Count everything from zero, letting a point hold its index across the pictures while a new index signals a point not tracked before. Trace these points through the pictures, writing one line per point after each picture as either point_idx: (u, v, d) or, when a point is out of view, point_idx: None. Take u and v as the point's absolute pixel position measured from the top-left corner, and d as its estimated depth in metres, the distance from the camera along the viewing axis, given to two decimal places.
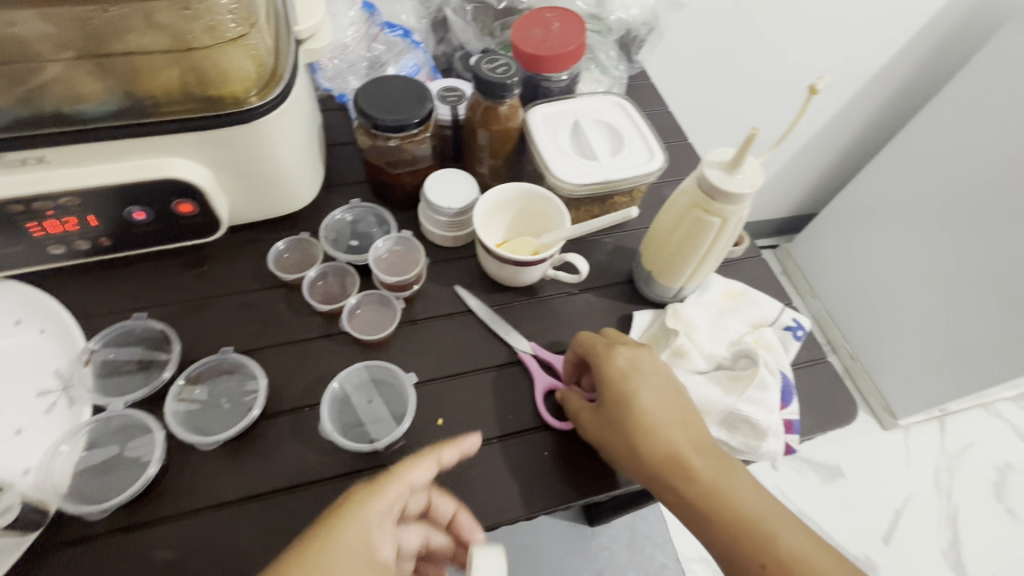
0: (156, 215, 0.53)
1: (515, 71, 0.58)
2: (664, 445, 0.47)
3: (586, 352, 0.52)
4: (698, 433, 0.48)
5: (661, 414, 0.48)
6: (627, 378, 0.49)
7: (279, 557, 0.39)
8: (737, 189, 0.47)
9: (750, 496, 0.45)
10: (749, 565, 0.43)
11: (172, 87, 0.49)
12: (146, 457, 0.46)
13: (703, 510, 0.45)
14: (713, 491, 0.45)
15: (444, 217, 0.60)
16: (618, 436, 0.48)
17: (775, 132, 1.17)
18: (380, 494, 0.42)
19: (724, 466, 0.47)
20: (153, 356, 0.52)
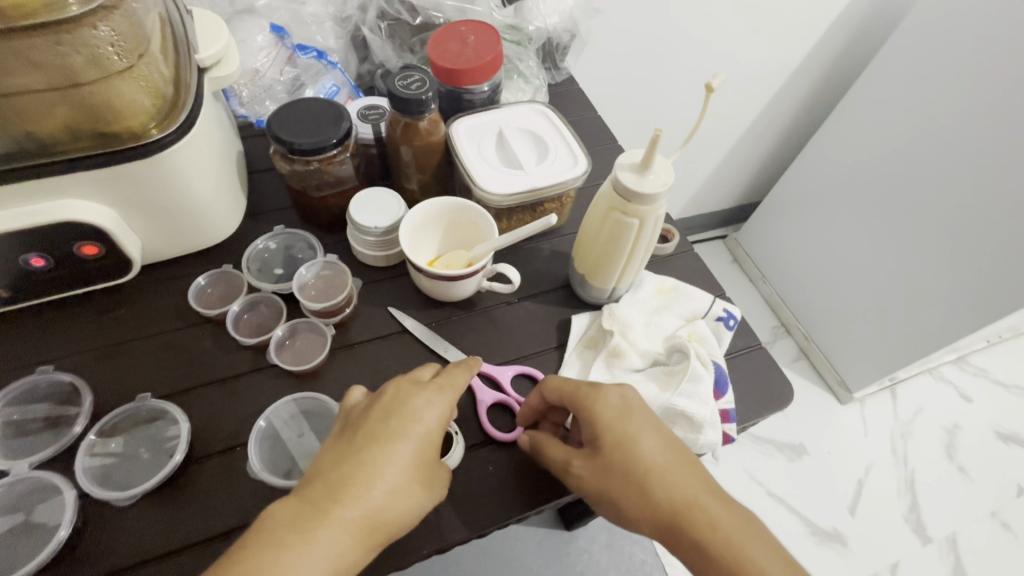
0: (57, 261, 0.51)
1: (430, 85, 0.58)
2: (676, 493, 0.44)
3: (567, 393, 0.50)
4: (709, 481, 0.46)
5: (666, 459, 0.46)
6: (624, 418, 0.48)
7: (361, 442, 0.44)
8: (649, 189, 0.47)
9: (771, 560, 0.42)
10: None
11: (60, 125, 0.46)
12: (54, 521, 0.43)
13: (723, 569, 0.42)
14: (732, 546, 0.42)
15: (372, 237, 0.59)
16: (624, 484, 0.46)
17: (679, 132, 1.20)
18: (441, 398, 0.47)
19: (742, 518, 0.44)
20: (63, 411, 0.49)
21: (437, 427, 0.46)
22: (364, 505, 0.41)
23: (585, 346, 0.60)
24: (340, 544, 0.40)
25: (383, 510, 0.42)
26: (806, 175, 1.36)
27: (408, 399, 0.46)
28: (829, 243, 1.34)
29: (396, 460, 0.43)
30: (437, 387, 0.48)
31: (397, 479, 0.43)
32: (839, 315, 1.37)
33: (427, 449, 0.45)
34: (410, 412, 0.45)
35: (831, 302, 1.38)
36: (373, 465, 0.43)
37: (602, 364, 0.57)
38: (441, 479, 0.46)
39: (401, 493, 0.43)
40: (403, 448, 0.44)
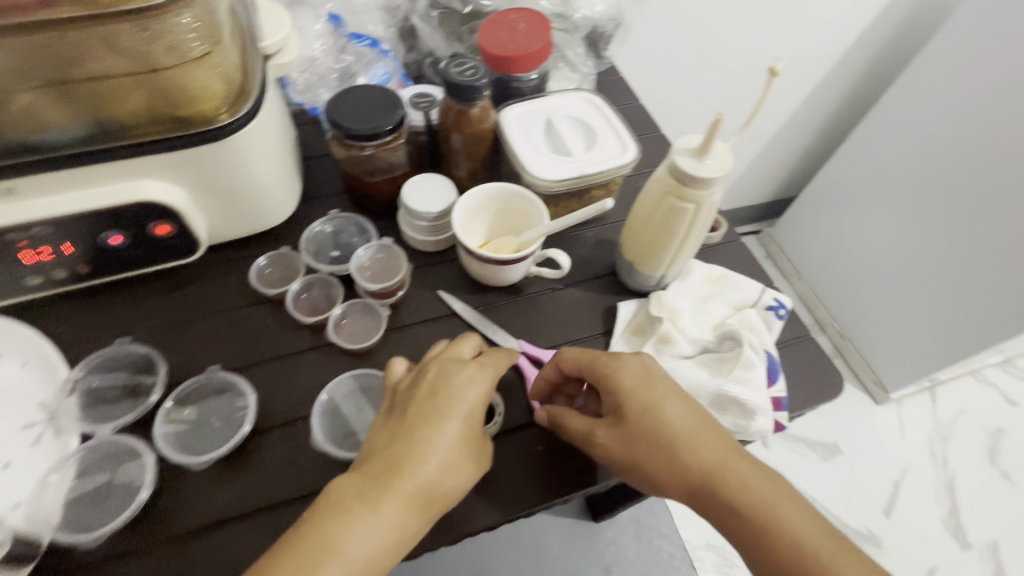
0: (133, 239, 0.53)
1: (484, 72, 0.59)
2: (705, 457, 0.45)
3: (587, 363, 0.51)
4: (733, 443, 0.46)
5: (692, 424, 0.46)
6: (648, 385, 0.48)
7: (410, 419, 0.45)
8: (706, 174, 0.47)
9: (801, 517, 0.43)
10: None
11: (139, 109, 0.48)
12: (137, 482, 0.46)
13: (755, 528, 0.43)
14: (762, 505, 0.43)
15: (424, 222, 0.61)
16: (650, 450, 0.46)
17: (739, 116, 1.18)
18: (481, 374, 0.48)
19: (772, 478, 0.45)
20: (140, 380, 0.52)
21: (481, 401, 0.47)
22: (418, 478, 0.43)
23: (631, 333, 0.60)
24: (398, 514, 0.41)
25: (435, 482, 0.43)
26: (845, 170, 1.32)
27: (452, 376, 0.47)
28: (866, 234, 1.31)
29: (445, 434, 0.44)
30: (479, 363, 0.48)
31: (446, 453, 0.44)
32: (877, 311, 1.33)
33: (473, 424, 0.46)
34: (454, 388, 0.46)
35: (867, 296, 1.35)
36: (423, 440, 0.44)
37: (651, 350, 0.57)
38: (487, 453, 0.47)
39: (452, 466, 0.44)
40: (450, 424, 0.45)
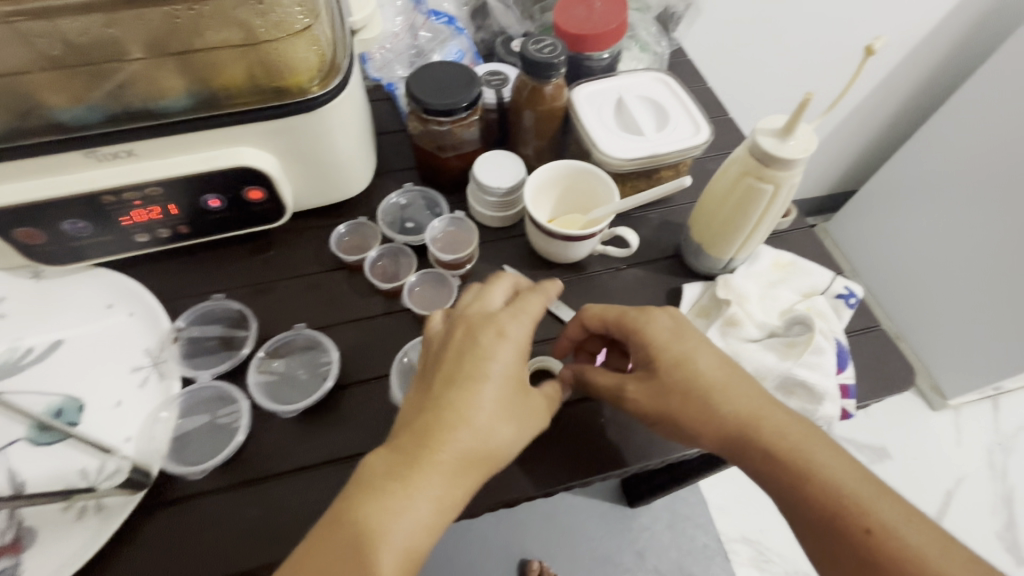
0: (229, 203, 0.57)
1: (561, 50, 0.59)
2: (739, 409, 0.46)
3: (613, 318, 0.51)
4: (766, 394, 0.47)
5: (725, 378, 0.47)
6: (678, 340, 0.48)
7: (441, 387, 0.44)
8: (789, 155, 0.47)
9: (836, 463, 0.43)
10: (846, 533, 0.41)
11: (242, 80, 0.51)
12: (235, 425, 0.51)
13: (788, 472, 0.44)
14: (794, 450, 0.44)
15: (493, 197, 0.62)
16: (684, 402, 0.47)
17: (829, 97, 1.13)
18: (508, 328, 0.46)
19: (803, 424, 0.46)
20: (234, 333, 0.57)
21: (516, 354, 0.46)
22: (459, 444, 0.42)
23: (696, 314, 0.60)
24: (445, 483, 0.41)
25: (479, 444, 0.42)
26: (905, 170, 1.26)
27: (480, 335, 0.46)
28: (925, 224, 1.24)
29: (482, 395, 0.43)
30: (508, 315, 0.47)
31: (488, 414, 0.43)
32: (933, 307, 1.27)
33: (511, 380, 0.45)
34: (485, 347, 0.45)
35: (919, 290, 1.29)
36: (458, 403, 0.43)
37: (717, 332, 0.57)
38: (531, 407, 0.46)
39: (492, 426, 0.43)
40: (488, 383, 0.44)
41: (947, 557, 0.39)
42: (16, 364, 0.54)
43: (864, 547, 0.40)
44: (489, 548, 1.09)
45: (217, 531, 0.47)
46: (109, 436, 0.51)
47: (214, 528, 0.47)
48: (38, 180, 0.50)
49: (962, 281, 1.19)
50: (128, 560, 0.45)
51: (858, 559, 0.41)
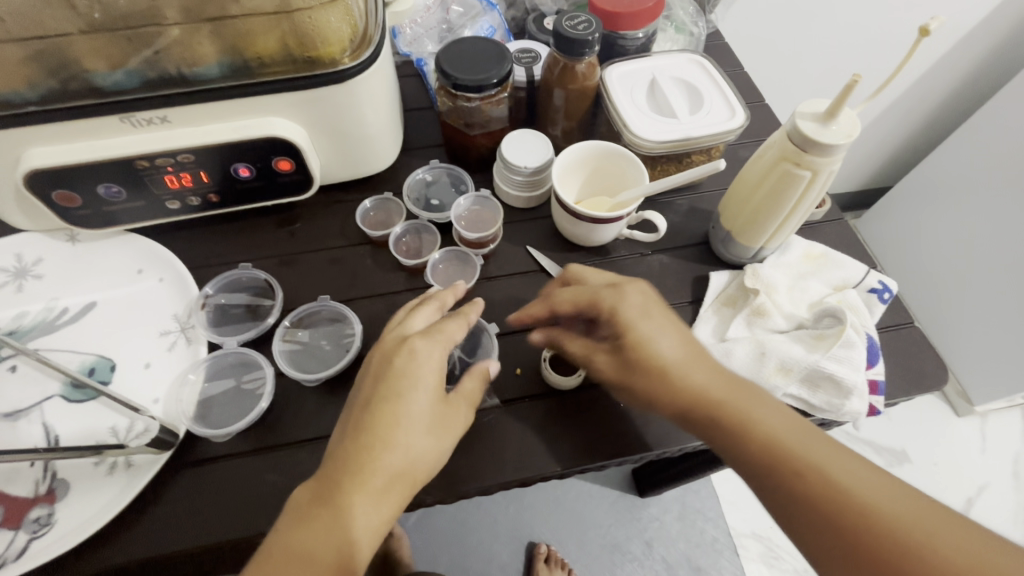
0: (258, 173, 0.57)
1: (596, 27, 0.58)
2: (685, 375, 0.46)
3: (586, 301, 0.50)
4: (711, 361, 0.47)
5: (681, 353, 0.47)
6: (644, 318, 0.47)
7: (357, 412, 0.44)
8: (831, 140, 0.45)
9: (773, 418, 0.44)
10: (785, 484, 0.42)
11: (274, 49, 0.51)
12: (259, 391, 0.53)
13: (732, 432, 0.44)
14: (735, 412, 0.45)
15: (520, 176, 0.61)
16: (640, 374, 0.46)
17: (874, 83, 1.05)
18: (423, 347, 0.46)
19: (744, 386, 0.46)
20: (260, 302, 0.58)
21: (436, 373, 0.46)
22: (384, 465, 0.42)
23: (722, 303, 0.58)
24: (377, 502, 0.41)
25: (405, 462, 0.42)
26: (936, 170, 1.19)
27: (394, 359, 0.45)
28: (946, 217, 1.20)
29: (401, 414, 0.43)
30: (422, 336, 0.47)
31: (413, 426, 0.43)
32: (953, 305, 1.22)
33: (433, 395, 0.45)
34: (399, 370, 0.45)
35: (937, 290, 1.25)
36: (377, 426, 0.43)
37: (743, 322, 0.55)
38: (459, 421, 0.46)
39: (416, 444, 0.43)
40: (410, 402, 0.44)
41: (883, 492, 0.40)
42: (52, 323, 0.56)
43: (801, 491, 0.41)
44: (498, 529, 1.10)
45: (238, 493, 0.48)
46: (138, 396, 0.52)
47: (235, 490, 0.48)
48: (79, 143, 0.51)
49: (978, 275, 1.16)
50: (154, 516, 0.47)
51: (797, 504, 0.41)
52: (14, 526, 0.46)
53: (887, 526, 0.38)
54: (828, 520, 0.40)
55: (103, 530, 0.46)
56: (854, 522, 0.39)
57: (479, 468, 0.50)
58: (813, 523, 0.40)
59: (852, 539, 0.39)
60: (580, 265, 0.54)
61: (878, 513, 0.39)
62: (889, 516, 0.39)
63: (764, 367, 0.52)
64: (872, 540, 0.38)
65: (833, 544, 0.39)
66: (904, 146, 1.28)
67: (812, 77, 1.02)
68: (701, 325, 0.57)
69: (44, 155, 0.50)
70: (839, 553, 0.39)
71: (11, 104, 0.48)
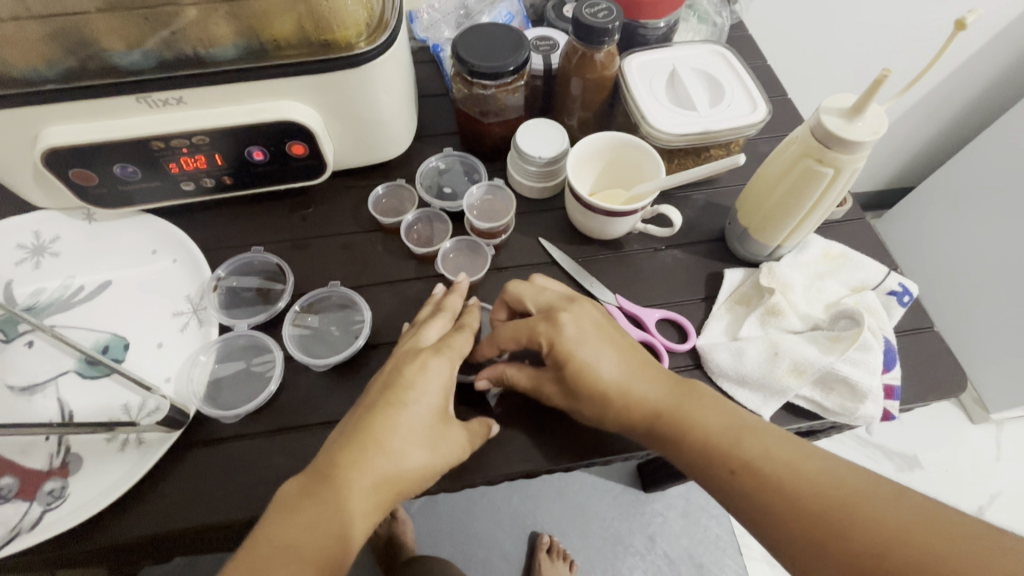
0: (272, 157, 0.57)
1: (617, 15, 0.56)
2: (623, 388, 0.47)
3: (524, 337, 0.49)
4: (654, 370, 0.49)
5: (623, 372, 0.48)
6: (582, 346, 0.48)
7: (358, 416, 0.45)
8: (855, 137, 0.44)
9: (709, 417, 0.46)
10: (720, 479, 0.44)
11: (289, 32, 0.51)
12: (269, 374, 0.53)
13: (674, 438, 0.46)
14: (674, 417, 0.46)
15: (534, 166, 0.61)
16: (576, 395, 0.48)
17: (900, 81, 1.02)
18: (432, 361, 0.47)
19: (686, 388, 0.48)
20: (271, 286, 0.58)
21: (441, 389, 0.46)
22: (376, 468, 0.43)
23: (735, 301, 0.57)
24: (364, 504, 0.42)
25: (396, 470, 0.43)
26: (963, 171, 1.15)
27: (404, 368, 0.47)
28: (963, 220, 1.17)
29: (400, 423, 0.44)
30: (433, 351, 0.48)
31: (407, 436, 0.44)
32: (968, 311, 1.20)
33: (432, 409, 0.46)
34: (408, 381, 0.46)
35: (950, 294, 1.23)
36: (375, 431, 0.43)
37: (756, 321, 0.54)
38: (454, 439, 0.46)
39: (410, 454, 0.44)
40: (409, 413, 0.44)
41: (819, 473, 0.40)
42: (68, 300, 0.56)
43: (740, 488, 0.42)
44: (501, 518, 1.11)
45: (245, 474, 0.48)
46: (151, 375, 0.53)
47: (241, 471, 0.49)
48: (96, 123, 0.51)
49: (994, 280, 1.13)
50: (162, 493, 0.48)
51: (738, 499, 0.43)
52: (28, 497, 0.47)
53: (819, 507, 0.39)
54: (766, 509, 0.41)
55: (114, 505, 0.47)
56: (790, 509, 0.40)
57: (485, 459, 0.50)
58: (757, 511, 0.41)
59: (791, 524, 0.40)
60: (516, 283, 0.53)
61: (810, 495, 0.40)
62: (833, 498, 0.39)
63: (777, 367, 0.51)
64: (809, 523, 0.39)
65: (775, 531, 0.40)
66: (931, 146, 1.24)
67: (838, 72, 0.99)
68: (713, 323, 0.56)
69: (62, 134, 0.50)
70: (782, 539, 0.40)
71: (30, 82, 0.48)
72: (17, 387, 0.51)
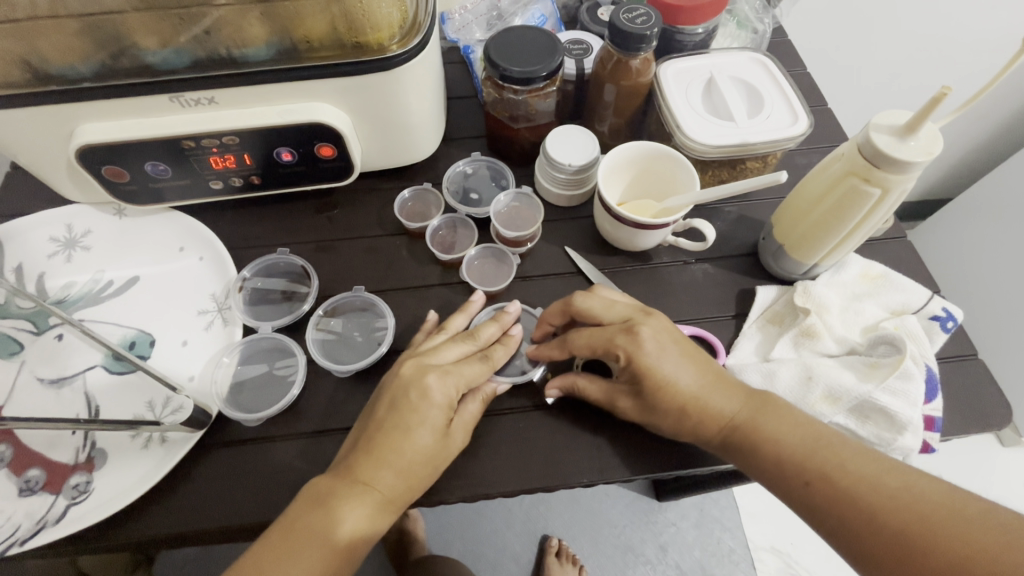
0: (301, 157, 0.57)
1: (656, 21, 0.54)
2: (701, 402, 0.46)
3: (600, 347, 0.48)
4: (725, 378, 0.48)
5: (696, 382, 0.47)
6: (661, 357, 0.47)
7: (366, 433, 0.45)
8: (908, 158, 0.42)
9: (785, 427, 0.44)
10: (798, 490, 0.42)
11: (323, 32, 0.50)
12: (291, 378, 0.53)
13: (747, 449, 0.45)
14: (748, 428, 0.45)
15: (563, 174, 0.59)
16: (649, 405, 0.47)
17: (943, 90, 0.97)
18: (434, 384, 0.46)
19: (759, 397, 0.46)
20: (296, 288, 0.58)
21: (444, 408, 0.46)
22: (378, 487, 0.43)
23: (768, 320, 0.56)
24: (366, 516, 0.43)
25: (396, 487, 0.44)
26: (1000, 186, 1.10)
27: (410, 389, 0.46)
28: (993, 238, 1.12)
29: (402, 446, 0.44)
30: (439, 371, 0.47)
31: (408, 457, 0.44)
32: None
33: (434, 430, 0.45)
34: (412, 404, 0.45)
35: None
36: (380, 450, 0.44)
37: (790, 342, 0.53)
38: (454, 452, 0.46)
39: (411, 469, 0.44)
40: (411, 436, 0.44)
41: (898, 487, 0.39)
42: (97, 295, 0.57)
43: (818, 499, 0.41)
44: (512, 519, 1.10)
45: (264, 478, 0.48)
46: (175, 372, 0.53)
47: (261, 475, 0.48)
48: (128, 121, 0.51)
49: None
50: (184, 492, 0.48)
51: (814, 510, 0.41)
52: (54, 490, 0.47)
53: (902, 519, 0.38)
54: (846, 523, 0.40)
55: (137, 502, 0.47)
56: (868, 522, 0.39)
57: (503, 472, 0.49)
58: (837, 524, 0.40)
59: (871, 538, 0.39)
60: (585, 297, 0.51)
61: (892, 509, 0.38)
62: (916, 513, 0.38)
63: (810, 393, 0.50)
64: (890, 537, 0.38)
65: (856, 543, 0.39)
66: (973, 157, 1.19)
67: (878, 81, 0.96)
68: (744, 342, 0.54)
69: (94, 132, 0.50)
70: (865, 553, 0.39)
71: (67, 79, 0.49)
72: (47, 380, 0.52)
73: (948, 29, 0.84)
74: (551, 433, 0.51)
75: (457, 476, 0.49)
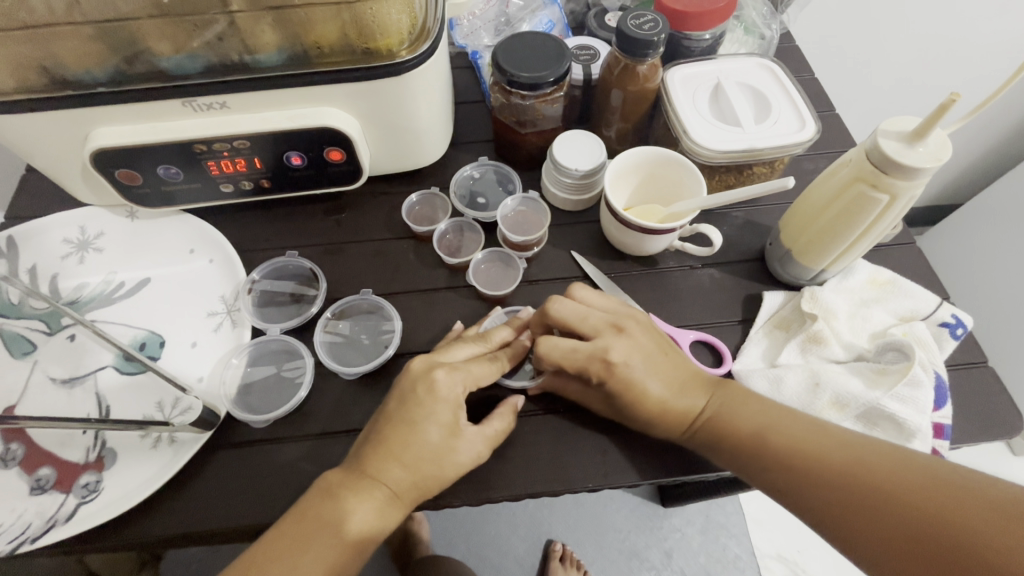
0: (310, 162, 0.58)
1: (663, 27, 0.54)
2: (674, 403, 0.47)
3: (574, 369, 0.48)
4: (692, 372, 0.49)
5: (666, 383, 0.48)
6: (631, 370, 0.47)
7: (375, 429, 0.46)
8: (916, 163, 0.42)
9: (747, 415, 0.46)
10: (766, 476, 0.45)
11: (333, 38, 0.51)
12: (299, 381, 0.53)
13: (721, 444, 0.46)
14: (714, 420, 0.47)
15: (570, 179, 0.60)
16: (620, 409, 0.48)
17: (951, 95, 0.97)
18: (442, 380, 0.46)
19: (723, 388, 0.48)
20: (305, 291, 0.59)
21: (452, 405, 0.46)
22: (387, 483, 0.43)
23: (775, 325, 0.55)
24: (375, 511, 0.43)
25: (404, 484, 0.44)
26: (1010, 192, 1.09)
27: (416, 386, 0.46)
28: (1003, 244, 1.11)
29: (410, 442, 0.44)
30: (448, 368, 0.47)
31: (416, 453, 0.44)
32: None
33: (443, 427, 0.45)
34: (419, 399, 0.45)
35: None
36: (388, 445, 0.44)
37: (797, 348, 0.53)
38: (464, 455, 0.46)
39: (420, 466, 0.44)
40: (419, 431, 0.44)
41: (855, 462, 0.42)
42: (109, 296, 0.58)
43: (786, 482, 0.44)
44: (516, 522, 1.10)
45: (272, 479, 0.49)
46: (185, 373, 0.54)
47: (270, 476, 0.49)
48: (142, 125, 0.52)
49: None
50: (193, 492, 0.48)
51: (783, 492, 0.44)
52: (64, 489, 0.48)
53: (860, 490, 0.40)
54: (814, 501, 0.42)
55: (146, 501, 0.48)
56: (832, 497, 0.41)
57: (508, 475, 0.49)
58: (805, 502, 0.43)
59: (838, 512, 0.41)
60: (559, 305, 0.49)
61: (860, 490, 0.41)
62: (874, 483, 0.40)
63: (817, 399, 0.49)
64: (853, 509, 0.40)
65: (825, 518, 0.42)
66: (982, 163, 1.18)
67: (887, 86, 0.95)
68: (751, 348, 0.54)
69: (108, 135, 0.51)
70: (834, 526, 0.41)
71: (83, 84, 0.50)
72: (58, 379, 0.53)
73: (958, 35, 0.84)
74: (556, 437, 0.51)
75: (462, 480, 0.49)
